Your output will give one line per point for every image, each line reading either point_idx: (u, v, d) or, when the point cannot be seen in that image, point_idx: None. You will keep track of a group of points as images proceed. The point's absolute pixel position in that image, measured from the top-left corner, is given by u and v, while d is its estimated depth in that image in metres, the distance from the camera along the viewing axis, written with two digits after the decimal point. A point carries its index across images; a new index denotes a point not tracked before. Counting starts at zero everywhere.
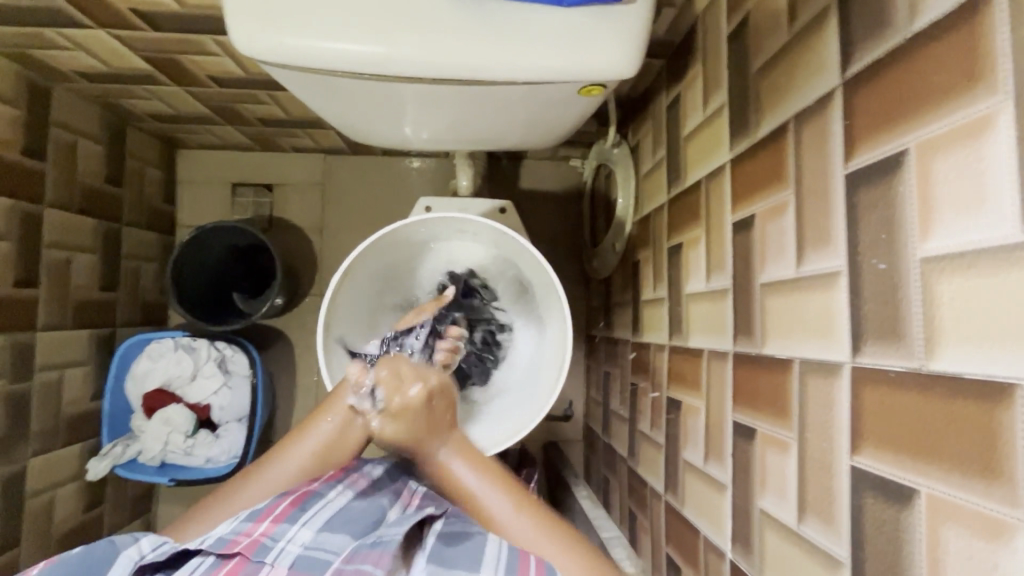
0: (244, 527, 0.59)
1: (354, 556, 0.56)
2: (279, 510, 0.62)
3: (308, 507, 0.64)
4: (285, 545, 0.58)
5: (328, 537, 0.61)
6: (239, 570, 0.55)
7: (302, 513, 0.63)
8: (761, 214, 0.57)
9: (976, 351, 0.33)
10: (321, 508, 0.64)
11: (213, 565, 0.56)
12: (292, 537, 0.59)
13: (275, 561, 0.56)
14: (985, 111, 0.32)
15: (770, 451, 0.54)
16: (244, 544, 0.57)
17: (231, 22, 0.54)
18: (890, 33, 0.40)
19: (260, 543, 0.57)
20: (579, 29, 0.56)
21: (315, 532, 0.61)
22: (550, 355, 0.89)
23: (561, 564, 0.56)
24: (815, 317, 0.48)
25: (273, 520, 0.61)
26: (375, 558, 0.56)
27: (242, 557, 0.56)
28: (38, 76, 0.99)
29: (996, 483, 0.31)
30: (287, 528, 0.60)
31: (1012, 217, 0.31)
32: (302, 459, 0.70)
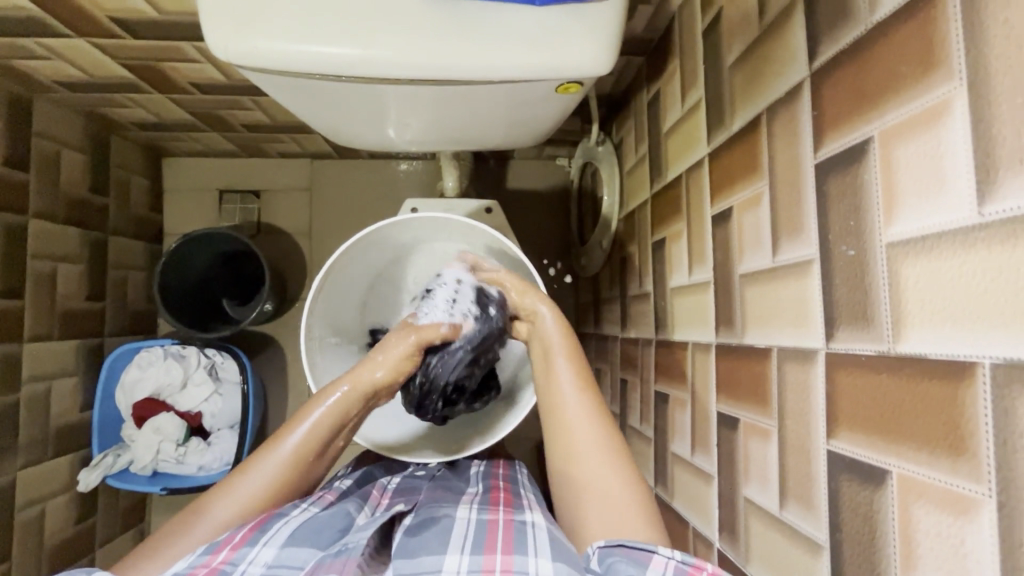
0: (201, 559, 0.58)
1: (319, 567, 0.57)
2: (238, 538, 0.61)
3: (270, 528, 0.63)
4: (246, 568, 0.57)
5: (292, 552, 0.60)
6: None
7: (262, 535, 0.62)
8: (738, 206, 0.58)
9: (940, 332, 0.33)
10: (282, 526, 0.64)
11: None
12: (253, 559, 0.58)
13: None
14: (941, 98, 0.33)
15: (752, 440, 0.55)
16: (202, 573, 0.56)
17: (206, 26, 0.54)
18: (852, 24, 0.41)
19: (219, 571, 0.56)
20: (553, 28, 0.56)
21: (278, 549, 0.60)
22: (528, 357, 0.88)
23: (530, 540, 0.58)
24: (791, 305, 0.48)
25: (233, 548, 0.60)
26: (339, 566, 0.57)
27: None
28: (18, 87, 0.98)
29: (960, 459, 0.32)
30: (246, 551, 0.59)
31: (970, 199, 0.31)
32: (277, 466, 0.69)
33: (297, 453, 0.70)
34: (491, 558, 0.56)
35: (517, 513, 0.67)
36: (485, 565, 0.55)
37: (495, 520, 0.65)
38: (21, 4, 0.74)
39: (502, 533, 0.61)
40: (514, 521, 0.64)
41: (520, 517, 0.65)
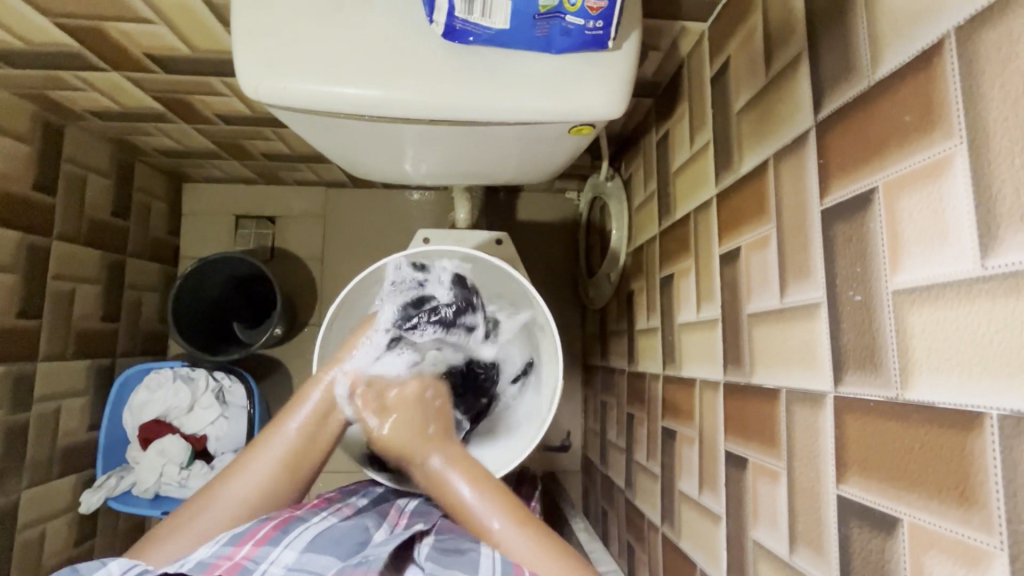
0: (225, 551, 0.58)
1: None
2: (262, 534, 0.61)
3: (291, 530, 0.63)
4: (267, 567, 0.57)
5: (311, 558, 0.60)
6: None
7: (283, 535, 0.62)
8: (746, 247, 0.59)
9: (948, 380, 0.34)
10: (302, 531, 0.63)
11: None
12: (274, 559, 0.58)
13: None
14: (942, 154, 0.34)
15: (761, 481, 0.55)
16: (226, 567, 0.55)
17: (238, 67, 0.56)
18: (855, 79, 0.43)
19: (241, 566, 0.56)
20: (568, 74, 0.59)
21: (299, 553, 0.60)
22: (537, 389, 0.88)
23: None
24: (801, 347, 0.49)
25: (256, 544, 0.59)
26: (360, 575, 0.56)
27: None
28: (51, 115, 1.03)
29: (970, 510, 0.32)
30: (269, 550, 0.59)
31: (973, 252, 0.32)
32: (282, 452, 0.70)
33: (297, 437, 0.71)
34: None
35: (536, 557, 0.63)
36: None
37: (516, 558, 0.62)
38: (62, 40, 0.79)
39: (528, 572, 0.58)
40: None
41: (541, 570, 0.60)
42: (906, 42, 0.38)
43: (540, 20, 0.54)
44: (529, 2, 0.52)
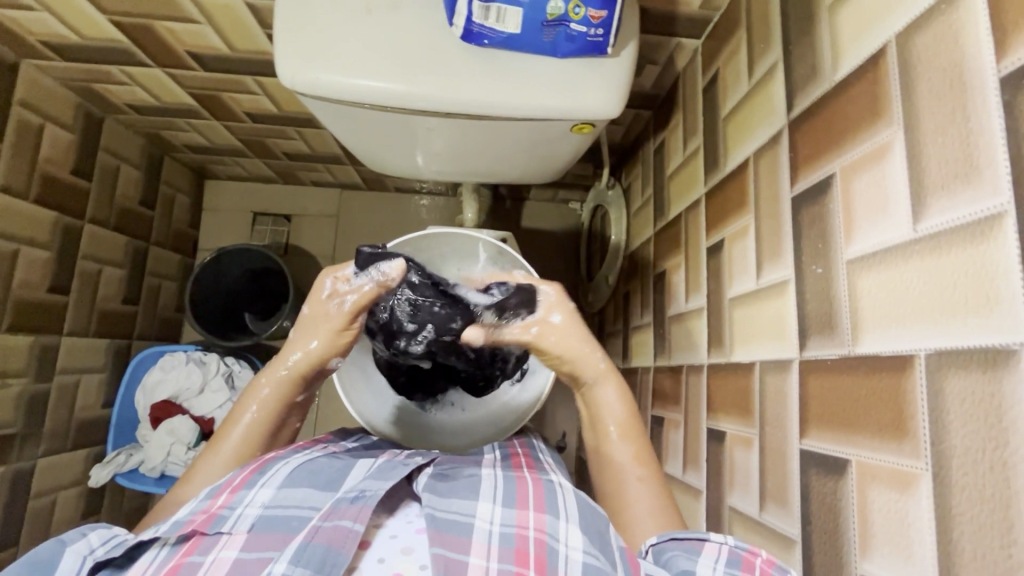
0: (202, 505, 0.55)
1: (330, 511, 0.52)
2: (239, 480, 0.58)
3: (268, 471, 0.59)
4: (243, 511, 0.54)
5: (288, 493, 0.57)
6: (196, 547, 0.50)
7: (260, 477, 0.58)
8: (729, 237, 0.65)
9: (888, 332, 0.39)
10: (280, 469, 0.60)
11: (171, 550, 0.50)
12: (250, 501, 0.55)
13: (233, 529, 0.52)
14: (885, 139, 0.40)
15: (737, 450, 0.59)
16: (201, 520, 0.52)
17: (278, 58, 0.63)
18: (820, 81, 0.49)
19: (216, 515, 0.53)
20: (571, 76, 0.65)
21: (275, 490, 0.57)
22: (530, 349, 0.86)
23: (561, 500, 0.56)
24: (773, 322, 0.54)
25: (232, 491, 0.56)
26: (354, 512, 0.51)
27: (198, 534, 0.51)
28: (93, 107, 1.11)
29: (903, 442, 0.36)
30: (244, 494, 0.56)
31: (907, 220, 0.38)
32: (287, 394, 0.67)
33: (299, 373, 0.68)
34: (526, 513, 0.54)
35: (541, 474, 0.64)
36: (519, 520, 0.52)
37: (523, 477, 0.61)
38: (114, 36, 0.86)
39: (531, 488, 0.58)
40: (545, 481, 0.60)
41: (547, 478, 0.62)
42: (860, 47, 0.44)
43: (547, 27, 0.61)
44: (537, 10, 0.59)
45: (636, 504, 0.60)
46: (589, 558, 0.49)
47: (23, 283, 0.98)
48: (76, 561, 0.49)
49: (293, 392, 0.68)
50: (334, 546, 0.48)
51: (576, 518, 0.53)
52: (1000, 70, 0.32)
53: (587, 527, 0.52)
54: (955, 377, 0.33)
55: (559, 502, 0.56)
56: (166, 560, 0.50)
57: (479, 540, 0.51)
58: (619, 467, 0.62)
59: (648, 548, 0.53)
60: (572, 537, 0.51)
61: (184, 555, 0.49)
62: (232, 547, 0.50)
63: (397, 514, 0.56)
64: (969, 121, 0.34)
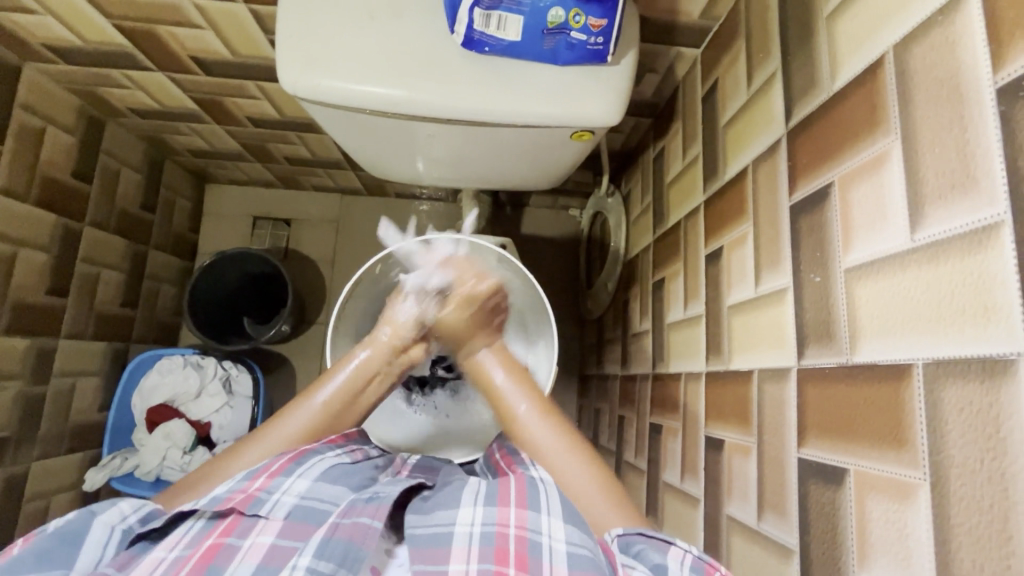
0: (240, 485, 0.54)
1: (350, 509, 0.51)
2: (275, 467, 0.57)
3: (305, 462, 0.59)
4: (279, 498, 0.53)
5: (323, 487, 0.56)
6: (232, 528, 0.50)
7: (297, 467, 0.57)
8: (728, 245, 0.65)
9: (886, 341, 0.39)
10: (316, 462, 0.59)
11: (205, 526, 0.50)
12: (287, 489, 0.54)
13: (270, 513, 0.51)
14: (882, 148, 0.40)
15: (735, 458, 0.59)
16: (239, 500, 0.52)
17: (280, 64, 0.64)
18: (818, 91, 0.49)
19: (254, 497, 0.52)
20: (572, 83, 0.66)
21: (311, 482, 0.56)
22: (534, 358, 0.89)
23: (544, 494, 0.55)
24: (771, 330, 0.54)
25: (270, 476, 0.55)
26: (372, 511, 0.51)
27: (236, 514, 0.51)
28: (95, 111, 1.11)
29: (901, 451, 0.36)
30: (281, 481, 0.55)
31: (904, 229, 0.38)
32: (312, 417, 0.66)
33: (329, 405, 0.67)
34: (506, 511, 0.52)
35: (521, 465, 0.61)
36: (499, 517, 0.51)
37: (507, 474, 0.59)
38: (118, 40, 0.87)
39: (512, 485, 0.56)
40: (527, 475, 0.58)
41: (530, 471, 0.59)
42: (857, 58, 0.45)
43: (548, 34, 0.61)
44: (538, 18, 0.60)
45: (545, 441, 0.63)
46: (575, 549, 0.48)
47: (22, 285, 0.98)
48: (107, 530, 0.49)
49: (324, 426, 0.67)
50: (355, 541, 0.48)
51: (560, 510, 0.52)
52: (995, 81, 0.32)
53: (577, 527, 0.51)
54: (953, 386, 0.33)
55: (541, 496, 0.54)
56: (201, 535, 0.50)
57: (459, 545, 0.49)
58: (518, 416, 0.68)
59: (613, 539, 0.51)
60: (556, 529, 0.50)
61: (221, 534, 0.49)
62: (269, 532, 0.49)
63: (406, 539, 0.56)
64: (966, 131, 0.34)
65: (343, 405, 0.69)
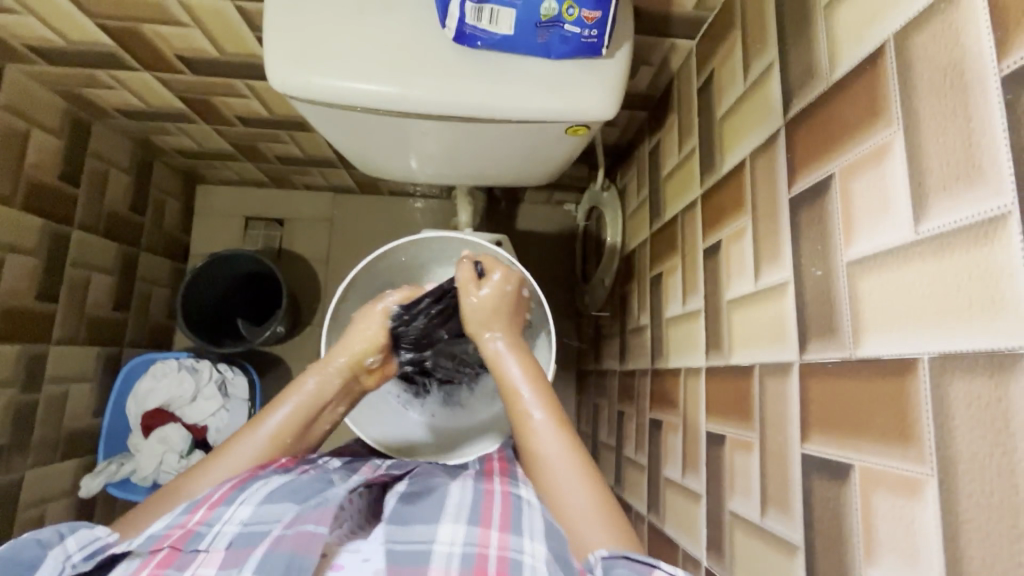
0: (179, 519, 0.53)
1: (297, 518, 0.52)
2: (217, 496, 0.56)
3: (248, 487, 0.58)
4: (221, 528, 0.52)
5: (270, 509, 0.55)
6: (169, 563, 0.49)
7: (241, 493, 0.57)
8: (726, 239, 0.65)
9: (890, 335, 0.38)
10: (261, 485, 0.58)
11: (140, 564, 0.50)
12: (228, 518, 0.53)
13: (210, 546, 0.51)
14: (884, 140, 0.40)
15: (737, 454, 0.58)
16: (177, 536, 0.51)
17: (268, 62, 0.62)
18: (817, 82, 0.49)
19: (193, 531, 0.52)
20: (567, 77, 0.65)
21: (256, 506, 0.55)
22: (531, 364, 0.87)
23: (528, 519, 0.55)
24: (772, 324, 0.53)
25: (210, 507, 0.55)
26: (320, 516, 0.51)
27: (173, 549, 0.50)
28: (81, 112, 1.09)
29: (908, 447, 0.36)
30: (223, 510, 0.54)
31: (908, 221, 0.37)
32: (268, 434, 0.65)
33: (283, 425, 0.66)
34: (487, 533, 0.52)
35: (512, 485, 0.63)
36: (481, 538, 0.52)
37: (491, 490, 0.60)
38: (101, 39, 0.85)
39: (498, 506, 0.57)
40: (513, 496, 0.60)
41: (516, 490, 0.61)
42: (856, 48, 0.44)
43: (541, 28, 0.60)
44: (530, 11, 0.59)
45: (552, 454, 0.59)
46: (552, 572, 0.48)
47: (11, 291, 0.96)
48: (54, 567, 0.49)
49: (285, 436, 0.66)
50: (299, 551, 0.48)
51: (543, 536, 0.53)
52: (1002, 69, 0.32)
53: (555, 548, 0.52)
54: (961, 380, 0.33)
55: (524, 518, 0.55)
56: (137, 570, 0.49)
57: (438, 564, 0.49)
58: (531, 425, 0.62)
59: (595, 561, 0.47)
60: (537, 549, 0.51)
61: (158, 568, 0.49)
62: (210, 565, 0.49)
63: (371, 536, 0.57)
64: (970, 120, 0.33)
65: (307, 417, 0.68)
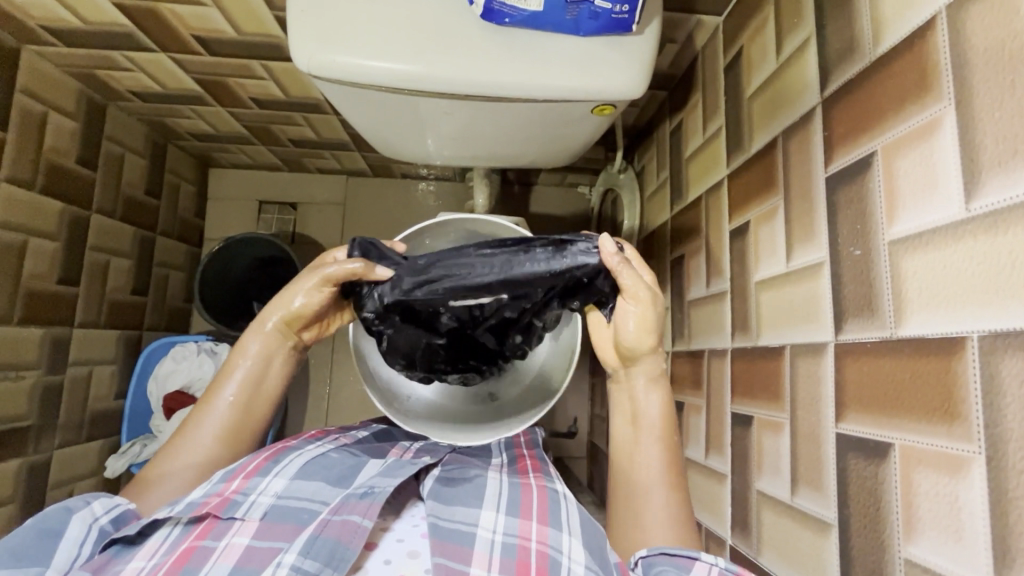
0: (216, 488, 0.54)
1: (342, 506, 0.53)
2: (252, 466, 0.57)
3: (282, 460, 0.60)
4: (256, 498, 0.54)
5: (302, 485, 0.57)
6: (208, 531, 0.50)
7: (274, 466, 0.58)
8: (755, 219, 0.64)
9: (935, 314, 0.38)
10: (294, 459, 0.60)
11: (182, 532, 0.51)
12: (263, 490, 0.55)
13: (247, 515, 0.52)
14: (933, 115, 0.39)
15: (765, 434, 0.59)
16: (215, 503, 0.52)
17: (293, 43, 0.62)
18: (859, 56, 0.48)
19: (231, 500, 0.53)
20: (594, 54, 0.64)
21: (288, 481, 0.57)
22: (553, 355, 0.84)
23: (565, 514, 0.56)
24: (804, 305, 0.53)
25: (245, 477, 0.56)
26: (363, 508, 0.52)
27: (212, 517, 0.52)
28: (96, 95, 1.08)
29: (953, 425, 0.36)
30: (258, 481, 0.56)
31: (958, 198, 0.37)
32: (218, 424, 0.64)
33: (238, 403, 0.65)
34: (527, 524, 0.54)
35: (547, 479, 0.63)
36: (521, 530, 0.53)
37: (528, 483, 0.61)
38: (118, 20, 0.84)
39: (536, 498, 0.58)
40: (549, 488, 0.61)
41: (551, 484, 0.62)
42: (903, 21, 0.43)
43: (571, 4, 0.59)
44: None
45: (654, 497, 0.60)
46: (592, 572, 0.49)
47: (34, 275, 0.97)
48: (82, 527, 0.50)
49: (244, 422, 0.65)
50: (342, 540, 0.49)
51: (580, 533, 0.54)
52: None
53: (590, 542, 0.53)
54: (1012, 358, 0.33)
55: (561, 509, 0.57)
56: (178, 541, 0.50)
57: (480, 550, 0.51)
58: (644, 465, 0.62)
59: (635, 561, 0.51)
60: (575, 550, 0.51)
61: (196, 539, 0.50)
62: (244, 533, 0.50)
63: (403, 518, 0.58)
64: None
65: (251, 391, 0.65)
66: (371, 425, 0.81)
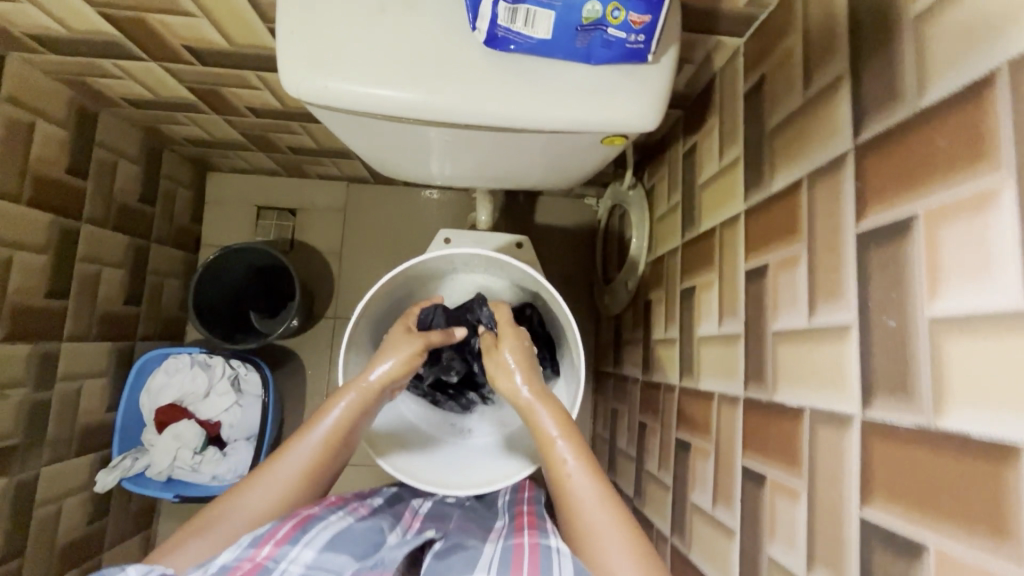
0: (246, 554, 0.53)
1: None
2: (281, 534, 0.56)
3: (310, 529, 0.58)
4: (286, 567, 0.52)
5: (330, 556, 0.55)
6: None
7: (303, 534, 0.56)
8: (774, 264, 0.60)
9: (982, 413, 0.34)
10: (321, 529, 0.58)
11: None
12: (293, 558, 0.53)
13: None
14: (988, 187, 0.35)
15: (779, 498, 0.55)
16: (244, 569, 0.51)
17: (282, 67, 0.57)
18: (901, 105, 0.43)
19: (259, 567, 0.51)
20: (606, 84, 0.59)
21: (317, 552, 0.55)
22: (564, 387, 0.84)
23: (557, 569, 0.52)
24: (827, 368, 0.49)
25: (275, 544, 0.54)
26: None
27: None
28: (88, 101, 1.05)
29: (1001, 542, 0.32)
30: (288, 549, 0.54)
31: (1016, 287, 0.33)
32: (304, 459, 0.67)
33: (328, 441, 0.68)
34: None
35: (541, 535, 0.59)
36: None
37: (520, 543, 0.58)
38: (106, 29, 0.80)
39: (528, 557, 0.55)
40: (541, 544, 0.57)
41: (545, 540, 0.58)
42: (954, 72, 0.38)
43: (582, 32, 0.55)
44: (571, 14, 0.53)
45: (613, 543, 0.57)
46: None
47: (20, 289, 0.94)
48: None
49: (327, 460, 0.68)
50: None
51: None
52: None
53: None
54: None
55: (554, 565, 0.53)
56: None
57: None
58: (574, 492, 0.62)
59: None
60: None
61: None
62: None
63: None
64: None
65: (344, 437, 0.69)
66: (384, 488, 0.80)
